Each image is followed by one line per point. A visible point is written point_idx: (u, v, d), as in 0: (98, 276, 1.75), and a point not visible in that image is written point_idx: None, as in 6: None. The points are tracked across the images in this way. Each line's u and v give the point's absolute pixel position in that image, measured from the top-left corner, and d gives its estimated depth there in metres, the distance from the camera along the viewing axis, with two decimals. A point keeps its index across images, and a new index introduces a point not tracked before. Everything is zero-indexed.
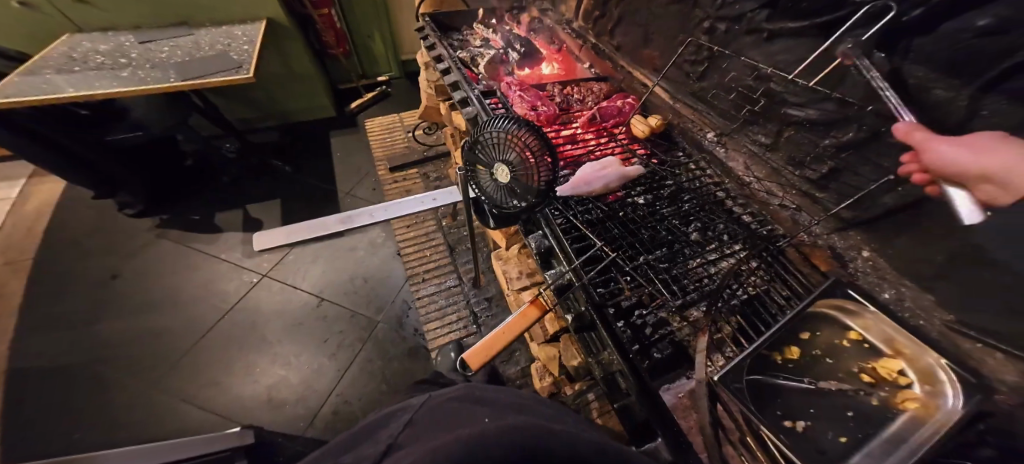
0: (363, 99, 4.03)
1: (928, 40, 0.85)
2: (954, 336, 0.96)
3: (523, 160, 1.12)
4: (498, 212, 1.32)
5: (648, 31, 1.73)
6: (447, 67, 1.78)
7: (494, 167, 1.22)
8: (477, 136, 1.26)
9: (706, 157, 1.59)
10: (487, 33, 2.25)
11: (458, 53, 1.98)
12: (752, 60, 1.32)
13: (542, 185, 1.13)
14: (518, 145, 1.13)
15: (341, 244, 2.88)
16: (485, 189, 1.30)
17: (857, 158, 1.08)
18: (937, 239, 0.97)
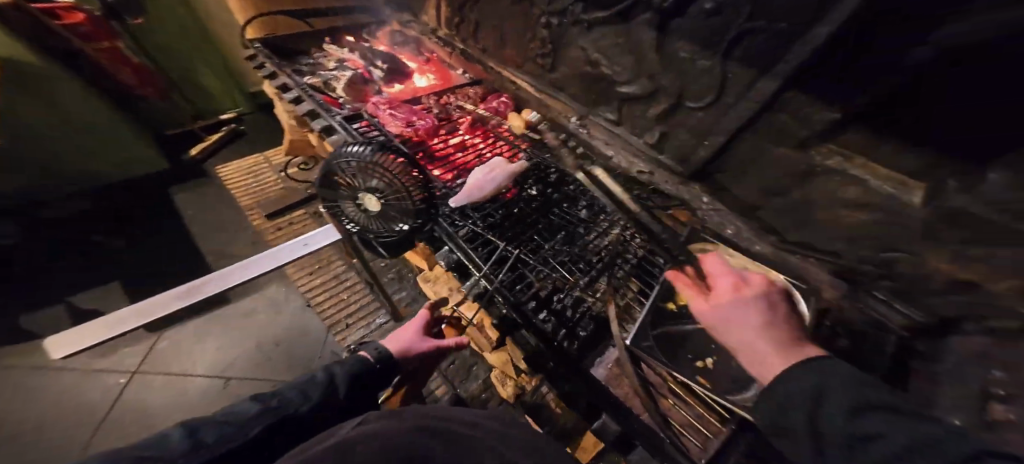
0: (206, 142, 3.25)
1: (685, 19, 1.09)
2: (782, 254, 1.24)
3: (388, 183, 1.01)
4: (382, 242, 1.19)
5: (502, 33, 1.83)
6: (297, 96, 1.67)
7: (360, 196, 1.09)
8: (330, 162, 1.08)
9: (576, 141, 1.71)
10: (342, 53, 2.13)
11: (306, 78, 1.82)
12: (583, 48, 1.50)
13: (419, 204, 1.04)
14: (378, 169, 1.00)
15: (234, 309, 2.39)
16: (357, 220, 1.16)
17: (676, 123, 1.32)
18: (743, 175, 1.19)
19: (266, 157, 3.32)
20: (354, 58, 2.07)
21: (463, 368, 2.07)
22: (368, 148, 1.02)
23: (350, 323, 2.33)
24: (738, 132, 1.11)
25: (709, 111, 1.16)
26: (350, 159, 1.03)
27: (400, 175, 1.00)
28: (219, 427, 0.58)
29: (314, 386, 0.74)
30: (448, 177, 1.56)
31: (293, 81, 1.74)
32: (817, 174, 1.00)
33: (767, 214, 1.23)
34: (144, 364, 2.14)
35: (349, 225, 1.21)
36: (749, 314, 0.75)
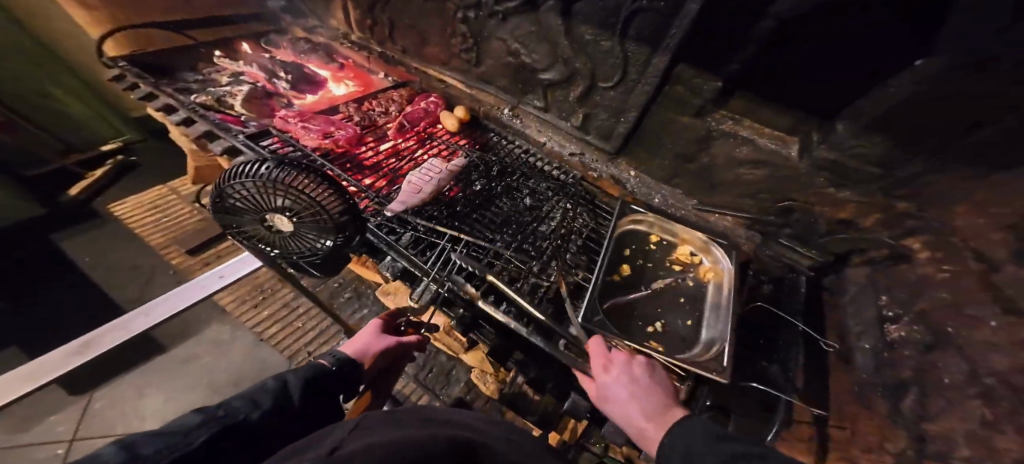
0: (85, 180, 2.42)
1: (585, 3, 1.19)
2: (702, 216, 1.50)
3: (295, 199, 0.94)
4: (308, 261, 1.13)
5: (422, 31, 1.78)
6: (185, 117, 1.50)
7: (268, 218, 1.02)
8: (224, 183, 0.98)
9: (511, 131, 1.76)
10: (237, 67, 1.93)
11: (192, 97, 1.62)
12: (502, 39, 1.51)
13: (338, 218, 0.98)
14: (280, 187, 0.93)
15: (175, 355, 1.96)
16: (276, 244, 1.10)
17: (599, 106, 1.44)
18: (663, 149, 1.43)
19: (168, 186, 2.57)
20: (252, 70, 1.91)
21: (442, 374, 1.92)
22: (268, 166, 0.95)
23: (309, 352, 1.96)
24: (648, 105, 1.31)
25: (620, 88, 1.32)
26: (246, 181, 0.95)
27: (306, 190, 0.93)
28: (155, 439, 0.34)
29: (265, 393, 0.50)
30: (385, 188, 1.48)
31: (178, 101, 1.56)
32: (715, 137, 1.28)
33: (682, 179, 1.48)
34: (76, 436, 1.65)
35: (270, 249, 1.14)
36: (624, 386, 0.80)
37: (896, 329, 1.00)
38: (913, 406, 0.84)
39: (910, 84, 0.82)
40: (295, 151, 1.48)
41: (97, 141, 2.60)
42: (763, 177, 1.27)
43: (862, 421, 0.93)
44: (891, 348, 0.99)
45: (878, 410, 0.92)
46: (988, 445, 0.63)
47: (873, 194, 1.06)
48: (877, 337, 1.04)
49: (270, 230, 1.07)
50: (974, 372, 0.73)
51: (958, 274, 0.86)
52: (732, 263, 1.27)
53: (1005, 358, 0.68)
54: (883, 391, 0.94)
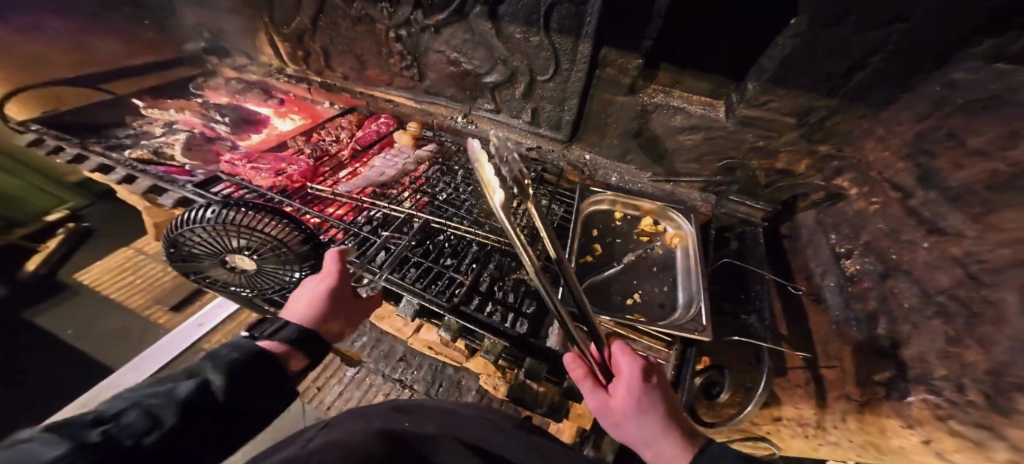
0: (39, 252, 2.21)
1: (507, 4, 1.25)
2: (663, 187, 1.55)
3: (249, 237, 0.90)
4: (284, 296, 1.09)
5: (359, 55, 1.80)
6: (126, 174, 1.44)
7: (228, 259, 0.98)
8: (175, 232, 0.93)
9: (469, 137, 1.76)
10: (172, 115, 1.84)
11: (128, 152, 1.52)
12: (440, 51, 1.55)
13: (300, 249, 0.93)
14: (230, 228, 0.89)
15: None
16: (246, 284, 1.06)
17: (541, 98, 1.49)
18: (608, 129, 1.50)
19: (132, 247, 2.36)
20: (186, 117, 1.83)
21: (453, 386, 1.89)
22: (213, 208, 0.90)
23: (320, 386, 1.99)
24: (586, 89, 1.37)
25: (556, 79, 1.38)
26: (194, 227, 0.91)
27: (256, 226, 0.88)
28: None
29: (169, 401, 0.44)
30: (349, 214, 1.45)
31: (113, 159, 1.48)
32: (651, 111, 1.36)
33: (634, 154, 1.54)
34: None
35: (242, 290, 1.09)
36: (654, 406, 0.70)
37: (852, 263, 1.08)
38: (886, 334, 0.93)
39: (787, 39, 0.96)
40: (248, 192, 1.42)
41: (35, 213, 2.33)
42: (700, 141, 1.36)
43: (846, 356, 0.99)
44: (851, 281, 1.08)
45: (856, 342, 1.00)
46: (961, 359, 0.72)
47: (797, 143, 1.19)
48: (837, 275, 1.13)
49: (236, 271, 1.03)
50: (928, 294, 0.84)
51: (885, 204, 1.00)
52: (692, 225, 1.35)
53: (949, 276, 0.79)
54: (857, 325, 1.02)
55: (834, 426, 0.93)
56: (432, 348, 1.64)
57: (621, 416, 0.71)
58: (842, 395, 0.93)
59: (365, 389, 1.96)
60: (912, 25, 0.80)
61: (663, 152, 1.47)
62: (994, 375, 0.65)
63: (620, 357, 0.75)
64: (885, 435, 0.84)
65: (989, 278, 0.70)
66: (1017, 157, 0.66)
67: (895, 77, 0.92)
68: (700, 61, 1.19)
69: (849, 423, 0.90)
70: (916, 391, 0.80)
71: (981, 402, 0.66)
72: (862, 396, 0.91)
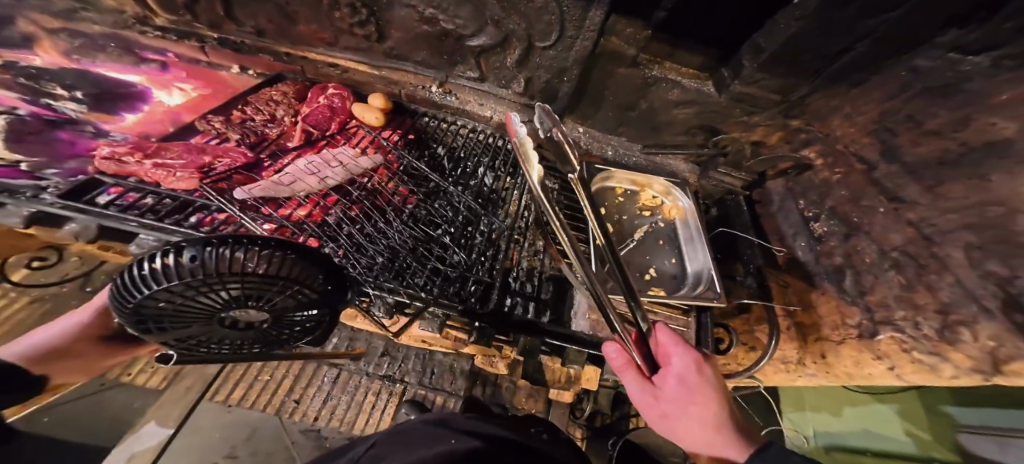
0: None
1: None
2: (653, 159, 1.61)
3: (258, 288, 0.57)
4: (307, 342, 0.80)
5: (281, 5, 1.38)
6: None
7: (216, 326, 0.62)
8: (118, 305, 0.54)
9: (448, 112, 1.56)
10: None
11: None
12: (410, 5, 1.28)
13: (323, 286, 0.65)
14: (221, 284, 0.54)
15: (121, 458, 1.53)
16: (246, 346, 0.72)
17: (536, 68, 1.36)
18: (604, 100, 1.46)
19: None
20: None
21: (446, 371, 1.72)
22: (168, 255, 0.51)
23: (297, 399, 1.59)
24: (589, 58, 1.28)
25: (558, 47, 1.25)
26: (145, 297, 0.51)
27: (260, 272, 0.55)
28: None
29: None
30: (315, 214, 1.11)
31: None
32: (652, 84, 1.34)
33: (626, 127, 1.55)
34: None
35: (246, 352, 0.75)
36: (707, 398, 0.67)
37: (819, 226, 1.31)
38: (852, 283, 1.15)
39: (793, 20, 0.98)
40: (161, 201, 1.01)
41: None
42: (692, 115, 1.41)
43: (822, 304, 1.23)
44: (819, 241, 1.30)
45: (829, 292, 1.23)
46: (914, 302, 0.96)
47: (774, 117, 1.34)
48: (806, 235, 1.35)
49: (232, 338, 0.67)
50: (884, 250, 1.07)
51: (847, 175, 1.22)
52: (691, 200, 1.42)
53: (902, 236, 1.01)
54: (827, 277, 1.25)
55: (813, 361, 1.19)
56: (423, 345, 1.28)
57: (669, 408, 0.68)
58: (821, 338, 1.19)
59: (351, 391, 1.64)
60: (898, 16, 0.86)
61: (654, 125, 1.50)
62: (941, 313, 0.88)
63: (670, 341, 0.72)
64: (860, 366, 1.07)
65: (939, 239, 0.91)
66: (974, 141, 0.83)
67: (880, 59, 1.01)
68: (693, 30, 1.18)
69: (827, 358, 1.15)
70: (883, 330, 1.02)
71: (933, 335, 0.89)
72: (839, 336, 1.14)
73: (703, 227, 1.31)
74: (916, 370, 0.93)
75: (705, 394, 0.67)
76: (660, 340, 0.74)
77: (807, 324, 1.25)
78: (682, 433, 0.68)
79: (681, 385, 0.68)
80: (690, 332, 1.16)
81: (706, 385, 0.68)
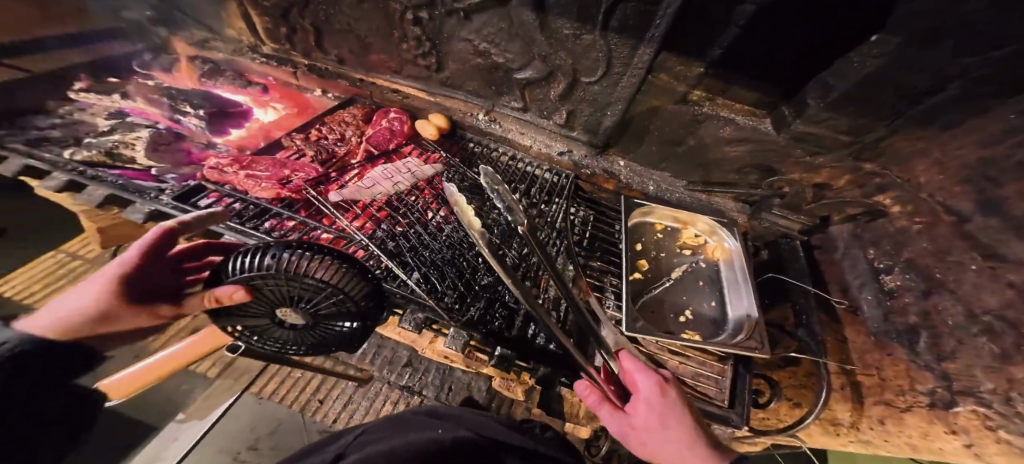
0: None
1: None
2: (696, 195, 1.57)
3: (309, 290, 0.66)
4: (343, 349, 0.85)
5: (361, 36, 1.59)
6: (63, 181, 1.15)
7: (267, 318, 0.71)
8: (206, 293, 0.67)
9: (492, 138, 1.64)
10: (127, 104, 1.64)
11: (69, 151, 1.27)
12: (467, 40, 1.40)
13: (366, 300, 0.74)
14: (281, 281, 0.64)
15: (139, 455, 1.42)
16: (284, 343, 0.79)
17: (580, 98, 1.42)
18: (651, 134, 1.45)
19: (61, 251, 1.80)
20: (139, 107, 1.64)
21: (463, 390, 1.68)
22: (253, 257, 0.65)
23: (320, 399, 1.67)
24: (633, 96, 1.32)
25: (604, 82, 1.31)
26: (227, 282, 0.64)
27: (319, 277, 0.66)
28: None
29: None
30: (366, 227, 1.22)
31: (45, 161, 1.20)
32: (702, 121, 1.31)
33: (671, 162, 1.52)
34: None
35: (289, 350, 0.83)
36: (677, 422, 0.71)
37: (891, 279, 1.18)
38: (928, 345, 1.05)
39: (869, 58, 0.92)
40: (246, 206, 1.20)
41: None
42: (745, 153, 1.34)
43: (886, 366, 1.12)
44: (891, 296, 1.17)
45: (898, 354, 1.11)
46: (1009, 376, 0.84)
47: (842, 159, 1.20)
48: (875, 288, 1.22)
49: (279, 332, 0.76)
50: (973, 314, 0.93)
51: (931, 225, 1.07)
52: (737, 241, 1.33)
53: (1000, 297, 0.87)
54: (897, 338, 1.13)
55: (870, 427, 1.05)
56: (447, 361, 1.29)
57: (642, 434, 0.73)
58: (881, 402, 1.07)
59: (371, 398, 1.68)
60: (1016, 50, 0.73)
61: (701, 163, 1.45)
62: None
63: (631, 364, 0.80)
64: (929, 439, 0.97)
65: None
66: None
67: (979, 99, 0.86)
68: (757, 67, 1.14)
69: (887, 426, 1.03)
70: (963, 402, 0.94)
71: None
72: (903, 403, 1.04)
73: (744, 268, 1.25)
74: (1001, 452, 0.85)
75: (673, 416, 0.71)
76: (623, 364, 0.81)
77: (866, 386, 1.12)
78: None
79: (649, 408, 0.73)
80: (726, 381, 1.03)
81: (672, 405, 0.73)
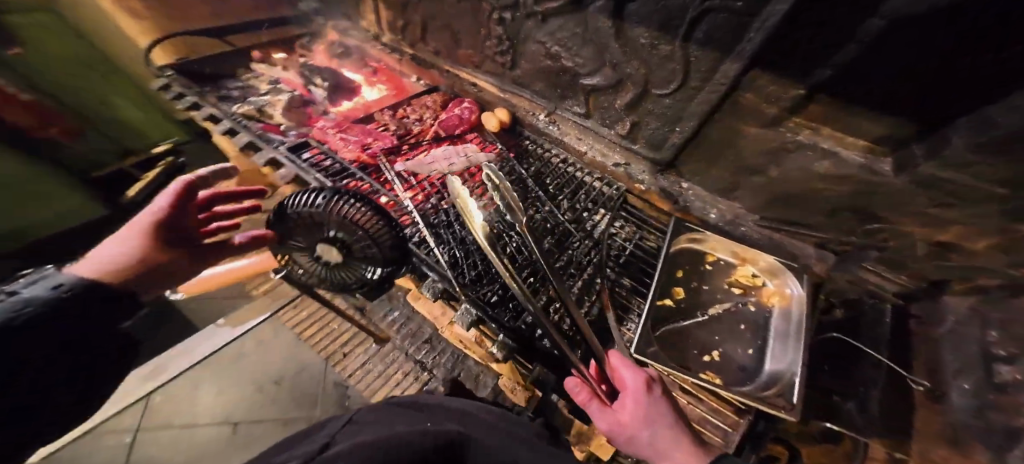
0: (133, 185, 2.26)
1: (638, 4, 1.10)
2: (766, 231, 1.37)
3: (348, 229, 0.90)
4: (360, 293, 1.04)
5: (454, 31, 1.77)
6: (229, 128, 1.57)
7: (315, 248, 0.96)
8: (277, 219, 0.94)
9: (547, 139, 1.68)
10: (275, 73, 2.10)
11: (238, 108, 1.72)
12: (541, 41, 1.45)
13: (388, 248, 0.94)
14: (333, 218, 0.90)
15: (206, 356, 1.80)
16: (316, 276, 1.01)
17: (645, 109, 1.36)
18: (726, 158, 1.30)
19: None
20: (289, 77, 2.07)
21: (470, 379, 1.68)
22: (317, 198, 0.92)
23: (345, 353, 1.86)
24: (711, 112, 1.20)
25: (677, 95, 1.23)
26: (298, 210, 0.91)
27: (359, 221, 0.91)
28: None
29: None
30: (418, 199, 1.39)
31: (222, 112, 1.67)
32: (790, 149, 1.12)
33: (745, 192, 1.34)
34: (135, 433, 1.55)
35: (319, 284, 1.04)
36: (663, 416, 0.68)
37: (1005, 368, 0.81)
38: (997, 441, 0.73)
39: None
40: (333, 164, 1.45)
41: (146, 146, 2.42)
42: (846, 195, 1.09)
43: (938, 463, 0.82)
44: (993, 388, 0.82)
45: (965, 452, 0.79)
46: None
47: (988, 215, 0.84)
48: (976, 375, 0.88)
49: (319, 264, 0.99)
50: None
51: None
52: (803, 289, 1.13)
53: None
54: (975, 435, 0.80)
55: None
56: (461, 345, 1.39)
57: (631, 427, 0.66)
58: None
59: (387, 363, 1.80)
60: None
61: (780, 196, 1.25)
62: None
63: (619, 361, 0.77)
64: None
65: None
66: None
67: None
68: (889, 102, 0.87)
69: None
70: None
71: None
72: None
73: (806, 321, 1.06)
74: None
75: (659, 410, 0.68)
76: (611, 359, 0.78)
77: None
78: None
79: (637, 404, 0.69)
80: (738, 435, 0.95)
81: (658, 399, 0.70)
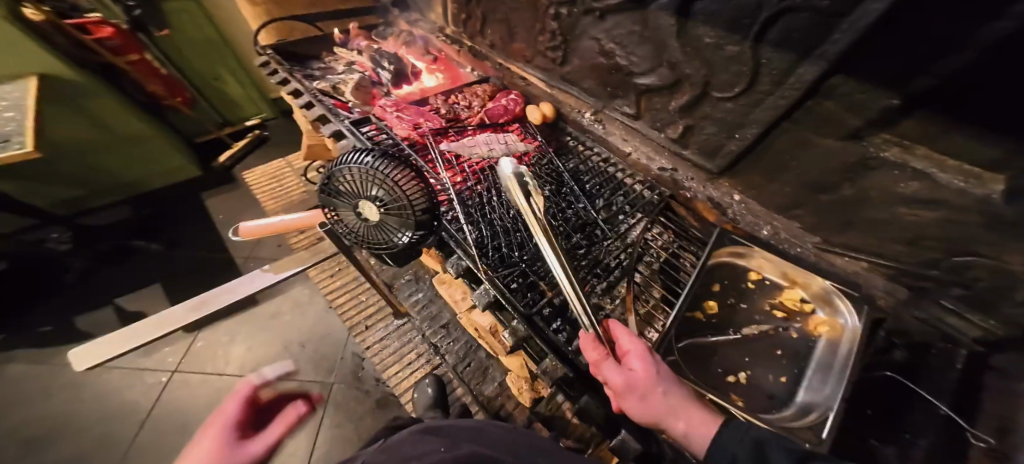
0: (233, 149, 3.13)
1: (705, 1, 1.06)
2: (825, 255, 1.23)
3: (388, 190, 0.97)
4: (387, 256, 1.09)
5: (512, 26, 1.84)
6: (307, 101, 1.76)
7: (358, 205, 1.03)
8: (331, 174, 1.04)
9: (591, 137, 1.70)
10: (351, 56, 2.30)
11: (316, 84, 1.93)
12: (596, 38, 1.46)
13: (421, 211, 0.99)
14: (378, 177, 0.97)
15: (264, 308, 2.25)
16: (354, 233, 1.09)
17: (699, 113, 1.31)
18: (787, 172, 1.19)
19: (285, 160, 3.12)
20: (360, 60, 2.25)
21: (480, 370, 1.71)
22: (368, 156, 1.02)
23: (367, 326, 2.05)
24: (778, 121, 1.10)
25: (739, 100, 1.16)
26: (350, 168, 1.01)
27: (399, 180, 0.97)
28: None
29: None
30: (457, 180, 1.45)
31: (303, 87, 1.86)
32: (871, 166, 0.94)
33: (807, 211, 1.22)
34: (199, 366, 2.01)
35: (353, 240, 1.12)
36: (669, 377, 0.72)
37: None
38: None
39: None
40: (387, 139, 1.54)
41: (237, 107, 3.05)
42: (937, 221, 0.88)
43: None
44: None
45: None
46: None
47: None
48: None
49: (359, 220, 1.07)
50: None
51: None
52: (860, 322, 0.95)
53: None
54: None
55: None
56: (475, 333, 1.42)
57: (648, 382, 0.68)
58: None
59: (403, 340, 1.95)
60: None
61: (843, 219, 1.12)
62: None
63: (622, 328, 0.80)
64: None
65: None
66: None
67: None
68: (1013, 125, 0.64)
69: None
70: None
71: None
72: None
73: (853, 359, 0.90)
74: None
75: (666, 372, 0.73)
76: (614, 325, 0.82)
77: None
78: (658, 417, 0.66)
79: (648, 362, 0.72)
80: None
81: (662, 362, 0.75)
